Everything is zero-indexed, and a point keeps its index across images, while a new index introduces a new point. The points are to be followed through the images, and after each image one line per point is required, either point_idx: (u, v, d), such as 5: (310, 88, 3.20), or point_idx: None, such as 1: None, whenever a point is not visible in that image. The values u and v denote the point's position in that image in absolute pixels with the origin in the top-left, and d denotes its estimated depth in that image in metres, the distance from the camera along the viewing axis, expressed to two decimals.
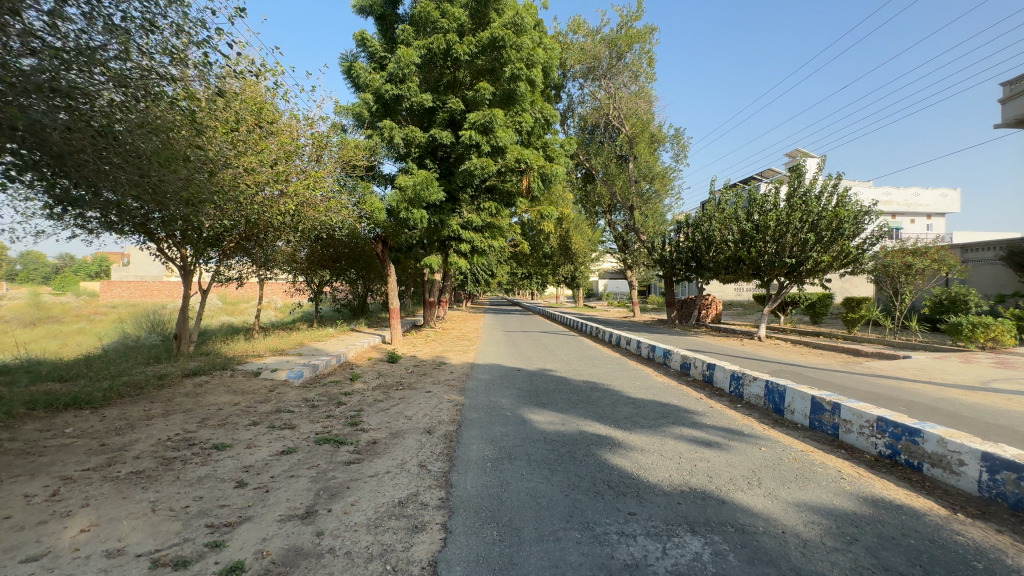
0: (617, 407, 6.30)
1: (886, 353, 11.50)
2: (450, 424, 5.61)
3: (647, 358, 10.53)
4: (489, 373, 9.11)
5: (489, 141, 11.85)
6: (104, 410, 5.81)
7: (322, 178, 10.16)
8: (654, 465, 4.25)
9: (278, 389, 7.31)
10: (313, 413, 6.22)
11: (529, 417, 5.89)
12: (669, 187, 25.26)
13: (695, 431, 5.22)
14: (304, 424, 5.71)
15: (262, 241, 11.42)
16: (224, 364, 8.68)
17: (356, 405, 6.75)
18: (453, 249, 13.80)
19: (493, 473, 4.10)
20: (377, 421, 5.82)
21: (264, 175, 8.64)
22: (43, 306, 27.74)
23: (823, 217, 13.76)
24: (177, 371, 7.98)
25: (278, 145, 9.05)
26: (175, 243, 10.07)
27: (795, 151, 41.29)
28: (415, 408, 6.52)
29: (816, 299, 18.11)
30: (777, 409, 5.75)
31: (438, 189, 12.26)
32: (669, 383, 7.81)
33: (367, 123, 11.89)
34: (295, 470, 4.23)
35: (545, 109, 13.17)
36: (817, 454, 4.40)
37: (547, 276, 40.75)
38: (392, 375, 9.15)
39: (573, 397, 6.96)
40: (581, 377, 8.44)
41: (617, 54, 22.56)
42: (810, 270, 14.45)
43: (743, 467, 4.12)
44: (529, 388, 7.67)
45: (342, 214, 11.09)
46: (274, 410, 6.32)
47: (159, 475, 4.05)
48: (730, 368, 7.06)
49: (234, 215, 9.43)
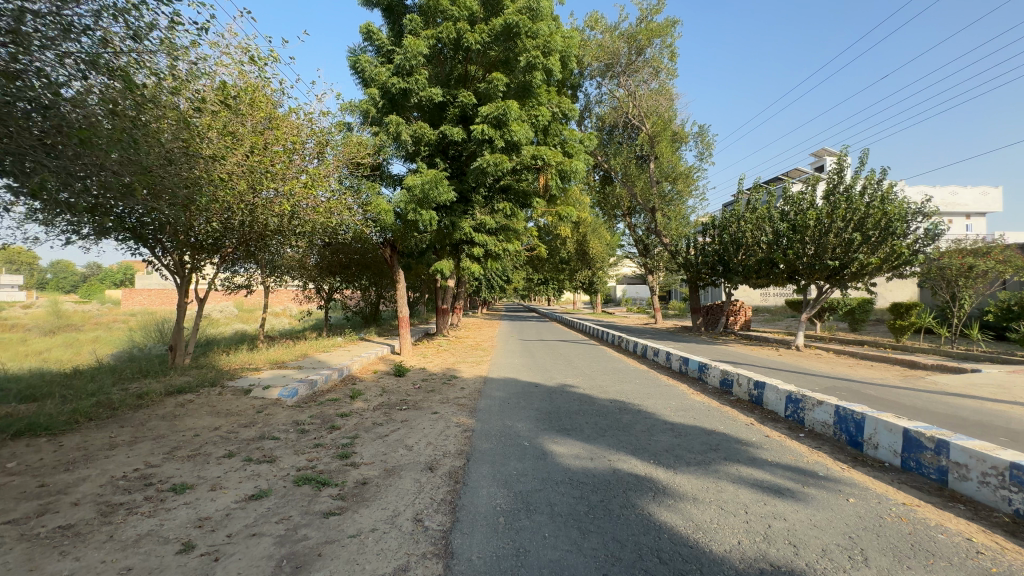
0: (655, 436, 5.32)
1: (948, 366, 10.23)
2: (457, 459, 4.72)
3: (679, 372, 9.48)
4: (504, 390, 8.20)
5: (503, 135, 10.97)
6: (62, 438, 5.08)
7: (323, 178, 9.36)
8: (717, 526, 3.27)
9: (267, 410, 6.51)
10: (301, 441, 5.41)
11: (550, 448, 4.96)
12: (693, 187, 24.07)
13: (758, 472, 4.21)
14: (287, 456, 4.89)
15: (262, 246, 10.72)
16: (214, 379, 7.95)
17: (351, 430, 5.91)
18: (466, 254, 12.98)
19: (507, 534, 3.19)
20: (372, 453, 4.96)
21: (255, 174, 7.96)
22: (62, 313, 27.81)
23: (869, 215, 12.52)
24: (161, 388, 7.28)
25: (276, 140, 8.41)
26: (171, 249, 9.45)
27: (820, 151, 39.89)
28: (418, 434, 5.65)
29: (857, 305, 17.01)
30: (854, 443, 4.71)
31: (448, 189, 11.43)
32: (711, 404, 6.79)
33: (373, 120, 11.18)
34: (259, 526, 3.38)
35: (563, 103, 12.30)
36: (929, 511, 3.39)
37: (564, 282, 39.79)
38: (398, 391, 8.30)
39: (600, 421, 6.02)
40: (607, 396, 7.48)
41: (636, 50, 21.60)
42: (855, 273, 13.18)
43: (836, 531, 3.14)
44: (549, 409, 6.75)
45: (346, 215, 10.35)
46: (257, 436, 5.52)
47: (88, 533, 3.24)
48: (785, 388, 6.02)
49: (229, 216, 8.76)
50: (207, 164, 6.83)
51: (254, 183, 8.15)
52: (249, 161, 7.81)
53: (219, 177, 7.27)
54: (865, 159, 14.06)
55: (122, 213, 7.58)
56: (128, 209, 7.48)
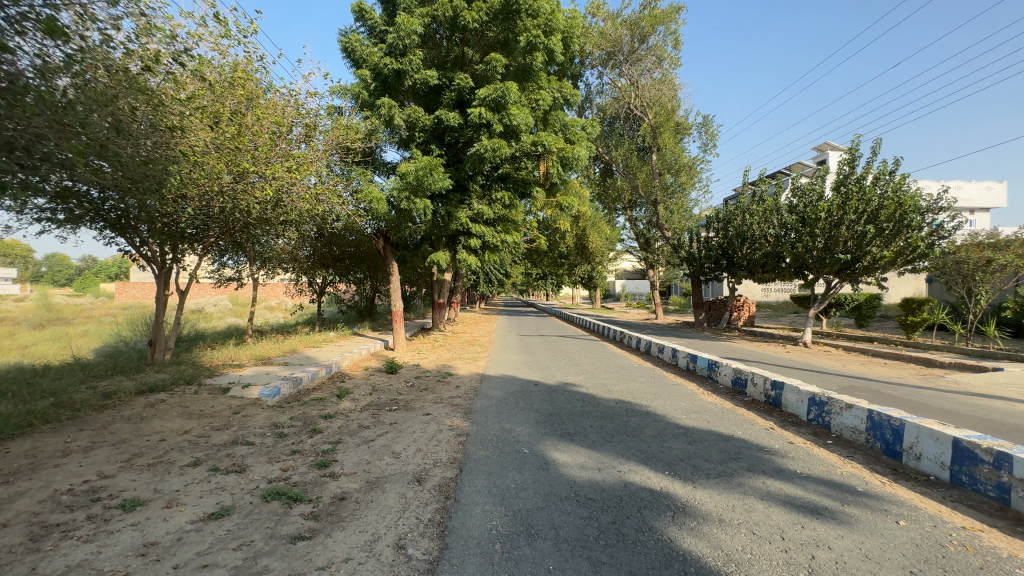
0: (667, 443, 4.83)
1: (966, 364, 9.78)
2: (449, 469, 4.22)
3: (686, 370, 8.96)
4: (501, 389, 7.70)
5: (502, 119, 10.40)
6: (10, 443, 4.57)
7: (310, 162, 8.79)
8: (751, 557, 2.77)
9: (244, 412, 6.01)
10: (277, 447, 4.91)
11: (554, 457, 4.47)
12: (696, 180, 23.53)
13: (790, 487, 3.72)
14: (260, 464, 4.39)
15: (249, 235, 10.18)
16: (192, 377, 7.44)
17: (334, 433, 5.41)
18: (462, 245, 12.42)
19: (503, 566, 2.69)
20: (354, 461, 4.46)
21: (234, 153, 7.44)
22: (53, 307, 27.16)
23: (883, 206, 12.00)
24: (133, 386, 6.76)
25: (257, 117, 7.86)
26: (151, 240, 8.90)
27: (824, 145, 39.41)
28: (407, 439, 5.15)
29: (864, 300, 16.58)
30: (891, 452, 4.23)
31: (444, 176, 10.87)
32: (724, 405, 6.31)
33: (364, 103, 10.63)
34: (214, 554, 2.88)
35: (565, 88, 11.74)
36: (996, 538, 2.91)
37: (563, 277, 39.29)
38: (389, 390, 7.80)
39: (606, 424, 5.53)
40: (612, 396, 6.99)
41: (639, 37, 20.94)
42: (867, 267, 12.68)
43: (892, 565, 2.65)
44: (550, 410, 6.26)
45: (335, 203, 9.81)
46: (229, 441, 5.02)
47: (7, 564, 2.74)
48: (807, 390, 5.53)
49: (209, 201, 8.21)
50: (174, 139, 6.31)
51: (231, 164, 7.61)
52: (221, 137, 7.27)
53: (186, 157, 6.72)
54: (878, 149, 13.53)
55: (97, 198, 7.08)
56: (104, 194, 6.99)
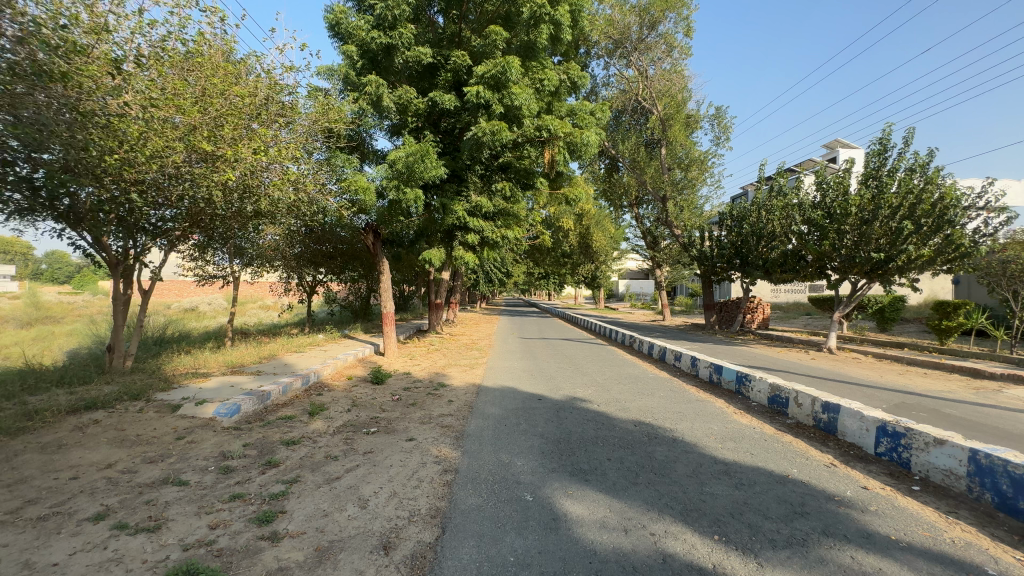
0: (709, 487, 3.81)
1: (1020, 376, 8.76)
2: (428, 529, 3.21)
3: (710, 382, 7.91)
4: (499, 405, 6.68)
5: (502, 99, 9.36)
6: None
7: (285, 145, 7.79)
8: None
9: (190, 438, 5.00)
10: (217, 488, 3.91)
11: (567, 510, 3.44)
12: (708, 174, 22.46)
13: (893, 567, 2.69)
14: (184, 518, 3.38)
15: (226, 228, 9.23)
16: (141, 390, 6.43)
17: (293, 467, 4.40)
18: (459, 242, 11.39)
19: None
20: (308, 513, 3.45)
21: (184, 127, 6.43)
22: (42, 304, 26.16)
23: (920, 200, 10.94)
24: (67, 402, 5.76)
25: (218, 91, 6.83)
26: (109, 236, 7.88)
27: (834, 143, 38.32)
28: (381, 477, 4.14)
29: (888, 303, 15.62)
30: (1011, 510, 3.21)
31: (438, 163, 9.84)
32: (766, 431, 5.26)
33: (350, 84, 9.66)
34: None
35: (572, 69, 10.73)
36: None
37: (565, 277, 38.28)
38: (371, 405, 6.78)
39: (628, 458, 4.51)
40: (630, 416, 5.97)
41: (648, 25, 19.75)
42: (901, 268, 11.61)
43: None
44: (558, 435, 5.24)
45: (316, 193, 8.82)
46: (157, 481, 4.01)
47: None
48: (875, 416, 4.50)
49: (171, 191, 7.22)
50: (98, 102, 5.27)
51: (184, 143, 6.51)
52: (169, 112, 6.24)
53: (115, 129, 5.64)
54: (910, 139, 12.50)
55: (61, 194, 6.22)
56: (71, 189, 6.16)
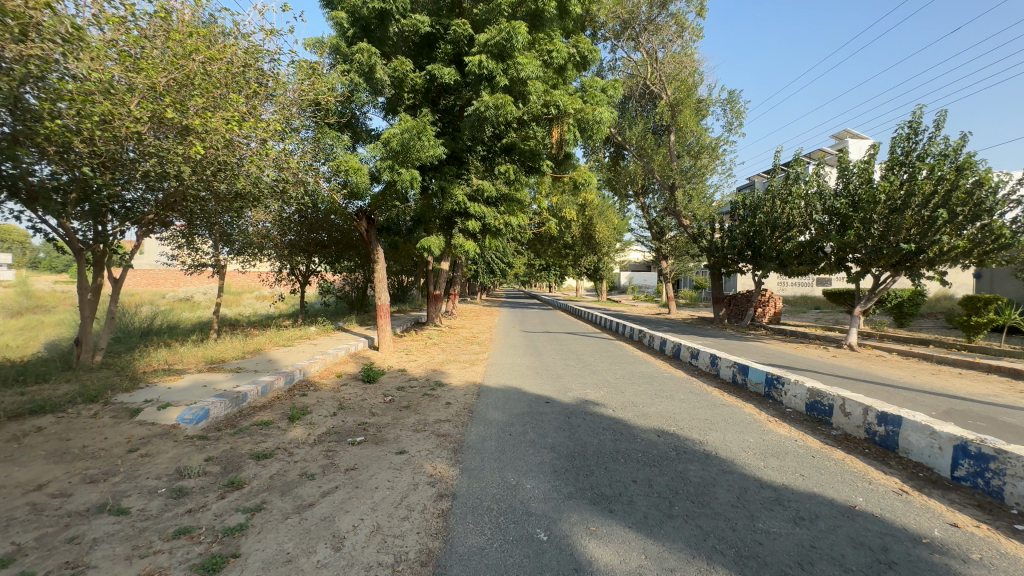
0: (762, 522, 3.12)
1: None
2: None
3: (734, 384, 7.18)
4: (502, 409, 5.98)
5: (506, 71, 8.59)
6: None
7: (265, 119, 7.01)
8: None
9: (145, 450, 4.29)
10: (161, 519, 3.20)
11: (592, 557, 2.74)
12: (717, 162, 21.61)
13: None
14: (108, 566, 2.67)
15: (206, 210, 8.47)
16: (100, 391, 5.70)
17: (259, 489, 3.69)
18: (459, 229, 10.63)
19: None
20: (266, 558, 2.75)
21: (144, 91, 5.63)
22: (32, 293, 25.33)
23: (957, 187, 10.13)
24: (12, 405, 5.06)
25: (186, 54, 6.03)
26: (76, 221, 7.18)
27: (840, 134, 37.47)
28: (364, 504, 3.45)
29: (908, 296, 14.99)
30: None
31: (435, 142, 9.06)
32: (812, 446, 4.54)
33: (341, 56, 8.89)
34: None
35: (582, 42, 9.88)
36: None
37: (567, 268, 37.48)
38: (360, 409, 6.08)
39: (657, 479, 3.80)
40: (651, 424, 5.26)
41: (658, 5, 18.74)
42: (931, 260, 10.86)
43: None
44: (572, 448, 4.54)
45: (304, 173, 8.08)
46: (90, 509, 3.30)
47: None
48: (951, 434, 3.79)
49: (139, 171, 6.49)
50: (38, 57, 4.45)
51: (148, 113, 5.72)
52: (125, 73, 5.42)
53: (61, 89, 4.81)
54: (942, 123, 11.68)
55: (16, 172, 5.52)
56: (23, 165, 5.42)
